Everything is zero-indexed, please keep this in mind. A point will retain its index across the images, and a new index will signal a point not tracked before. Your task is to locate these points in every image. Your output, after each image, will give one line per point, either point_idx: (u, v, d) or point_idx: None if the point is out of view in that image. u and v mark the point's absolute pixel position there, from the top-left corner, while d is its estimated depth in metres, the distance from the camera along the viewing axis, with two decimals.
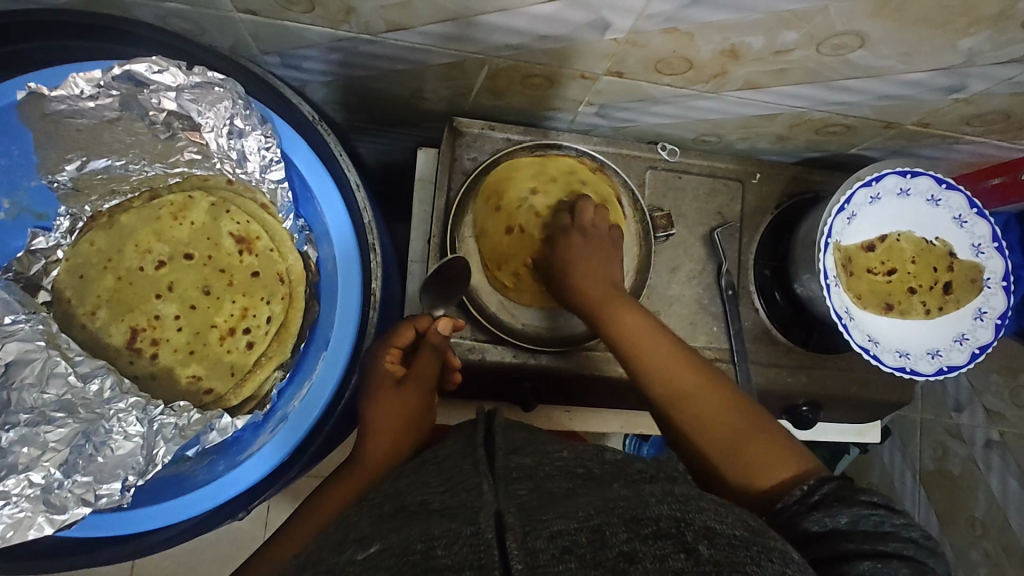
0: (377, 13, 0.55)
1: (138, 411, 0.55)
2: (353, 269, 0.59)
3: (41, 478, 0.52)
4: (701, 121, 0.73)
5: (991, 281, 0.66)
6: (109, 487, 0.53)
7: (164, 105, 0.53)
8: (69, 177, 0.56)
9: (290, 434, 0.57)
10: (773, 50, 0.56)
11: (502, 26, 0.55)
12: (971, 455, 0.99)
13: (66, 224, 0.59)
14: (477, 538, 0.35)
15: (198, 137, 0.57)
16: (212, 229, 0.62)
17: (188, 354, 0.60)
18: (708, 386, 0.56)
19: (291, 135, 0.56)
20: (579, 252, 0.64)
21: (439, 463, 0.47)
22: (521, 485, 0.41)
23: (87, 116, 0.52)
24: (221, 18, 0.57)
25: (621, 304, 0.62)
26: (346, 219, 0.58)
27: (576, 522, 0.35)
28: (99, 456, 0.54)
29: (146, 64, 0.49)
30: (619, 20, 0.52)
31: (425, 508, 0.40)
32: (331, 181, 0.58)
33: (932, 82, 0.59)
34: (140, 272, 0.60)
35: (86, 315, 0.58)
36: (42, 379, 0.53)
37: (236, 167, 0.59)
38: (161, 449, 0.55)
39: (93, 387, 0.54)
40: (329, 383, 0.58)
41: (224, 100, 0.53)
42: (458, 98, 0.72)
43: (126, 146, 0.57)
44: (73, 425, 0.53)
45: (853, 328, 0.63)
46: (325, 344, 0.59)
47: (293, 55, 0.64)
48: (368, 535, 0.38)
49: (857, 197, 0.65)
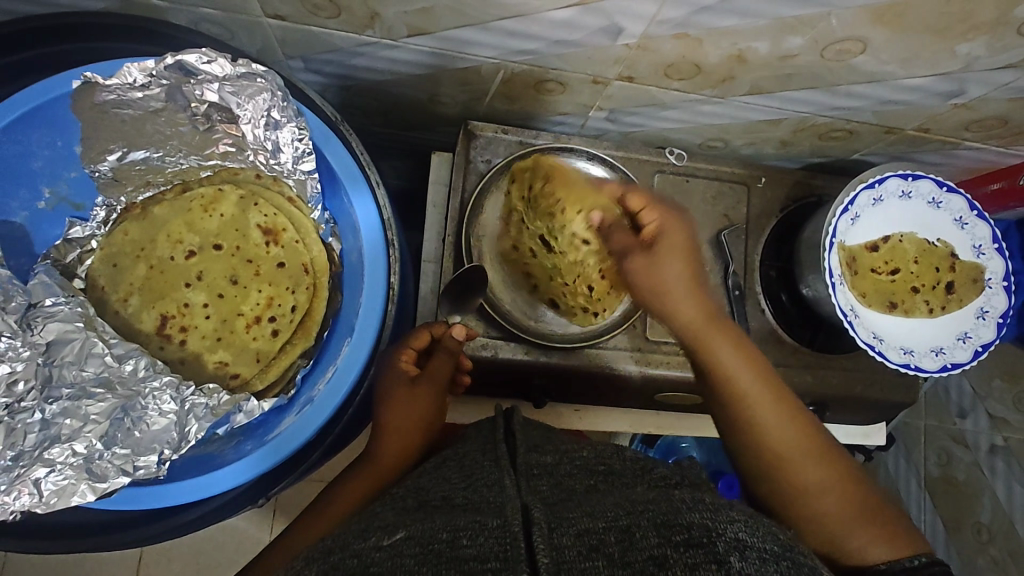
0: (401, 19, 0.57)
1: (172, 390, 0.56)
2: (379, 261, 0.60)
3: (84, 448, 0.53)
4: (708, 126, 0.75)
5: (993, 281, 0.68)
6: (146, 459, 0.54)
7: (206, 95, 0.56)
8: (109, 167, 0.59)
9: (314, 417, 0.57)
10: (778, 55, 0.58)
11: (518, 31, 0.58)
12: (976, 461, 1.00)
13: (102, 215, 0.61)
14: (504, 531, 0.36)
15: (234, 129, 0.60)
16: (241, 221, 0.63)
17: (215, 341, 0.61)
18: (812, 442, 0.55)
19: (322, 130, 0.58)
20: (666, 262, 0.55)
21: (460, 459, 0.49)
22: (542, 481, 0.43)
23: (134, 107, 0.55)
24: (250, 22, 0.60)
25: (724, 333, 0.56)
26: (374, 213, 0.60)
27: (604, 522, 0.37)
28: (136, 430, 0.55)
29: (196, 55, 0.51)
30: (632, 25, 0.55)
31: (447, 502, 0.42)
32: (361, 175, 0.60)
33: (931, 88, 0.62)
34: (171, 261, 0.61)
35: (119, 302, 0.60)
36: (82, 358, 0.54)
37: (269, 158, 0.62)
38: (194, 426, 0.57)
39: (129, 366, 0.55)
40: (360, 355, 0.59)
41: (263, 92, 0.55)
42: (473, 102, 0.75)
43: (165, 138, 0.59)
44: (112, 400, 0.55)
45: (859, 324, 0.64)
46: (349, 332, 0.60)
47: (316, 60, 0.67)
48: (391, 524, 0.39)
49: (861, 198, 0.67)
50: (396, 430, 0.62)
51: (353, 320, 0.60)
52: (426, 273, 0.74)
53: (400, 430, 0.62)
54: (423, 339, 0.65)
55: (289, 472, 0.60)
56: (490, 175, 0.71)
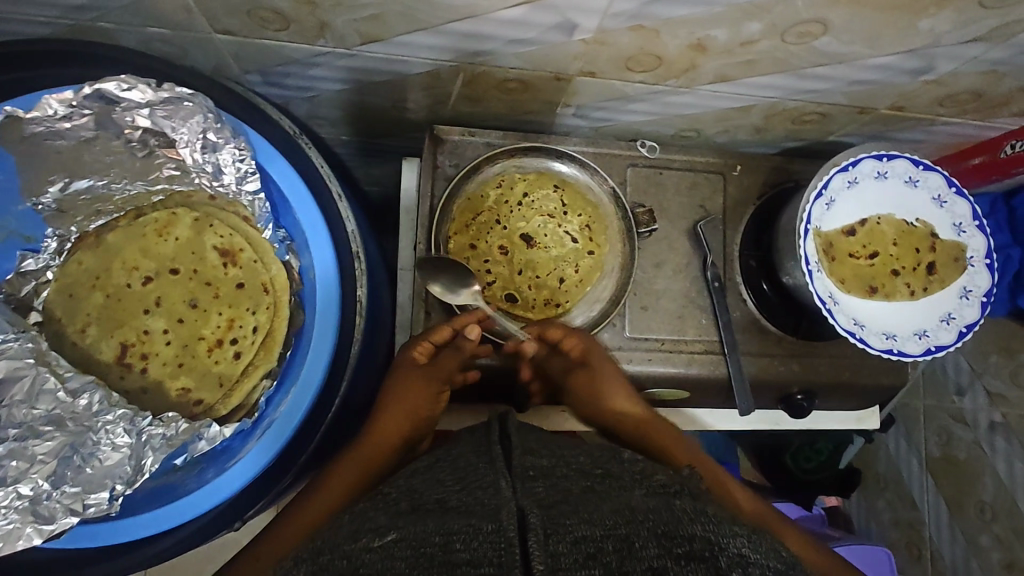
0: (351, 27, 0.56)
1: (126, 422, 0.54)
2: (332, 279, 0.60)
3: (29, 490, 0.52)
4: (679, 117, 0.74)
5: (975, 259, 0.66)
6: (97, 496, 0.53)
7: (138, 121, 0.55)
8: (52, 199, 0.57)
9: (276, 439, 0.58)
10: (738, 41, 0.57)
11: (472, 33, 0.56)
12: (977, 439, 0.97)
13: (54, 246, 0.59)
14: (499, 536, 0.35)
15: (174, 153, 0.59)
16: (197, 243, 0.61)
17: (177, 367, 0.59)
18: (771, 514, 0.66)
19: (264, 147, 0.58)
20: (602, 373, 0.69)
21: (453, 461, 0.47)
22: (538, 482, 0.41)
23: (66, 138, 0.55)
24: (201, 40, 0.60)
25: (664, 428, 0.69)
26: (322, 226, 0.60)
27: (602, 529, 0.36)
28: (87, 467, 0.54)
29: (115, 82, 0.51)
30: (585, 20, 0.53)
31: (440, 506, 0.39)
32: (309, 192, 0.60)
33: (900, 65, 0.60)
34: (129, 288, 0.59)
35: (77, 333, 0.58)
36: (33, 395, 0.53)
37: (212, 181, 0.60)
38: (150, 458, 0.55)
39: (83, 401, 0.54)
40: (317, 373, 0.59)
41: (195, 116, 0.55)
42: (438, 106, 0.74)
43: (106, 166, 0.58)
44: (61, 437, 0.53)
45: (838, 312, 0.63)
46: (305, 351, 0.59)
47: (274, 73, 0.66)
48: (383, 525, 0.37)
49: (835, 182, 0.66)
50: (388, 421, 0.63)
51: (308, 340, 0.60)
52: (403, 281, 0.74)
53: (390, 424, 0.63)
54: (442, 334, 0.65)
55: (260, 496, 0.59)
56: (457, 180, 0.70)
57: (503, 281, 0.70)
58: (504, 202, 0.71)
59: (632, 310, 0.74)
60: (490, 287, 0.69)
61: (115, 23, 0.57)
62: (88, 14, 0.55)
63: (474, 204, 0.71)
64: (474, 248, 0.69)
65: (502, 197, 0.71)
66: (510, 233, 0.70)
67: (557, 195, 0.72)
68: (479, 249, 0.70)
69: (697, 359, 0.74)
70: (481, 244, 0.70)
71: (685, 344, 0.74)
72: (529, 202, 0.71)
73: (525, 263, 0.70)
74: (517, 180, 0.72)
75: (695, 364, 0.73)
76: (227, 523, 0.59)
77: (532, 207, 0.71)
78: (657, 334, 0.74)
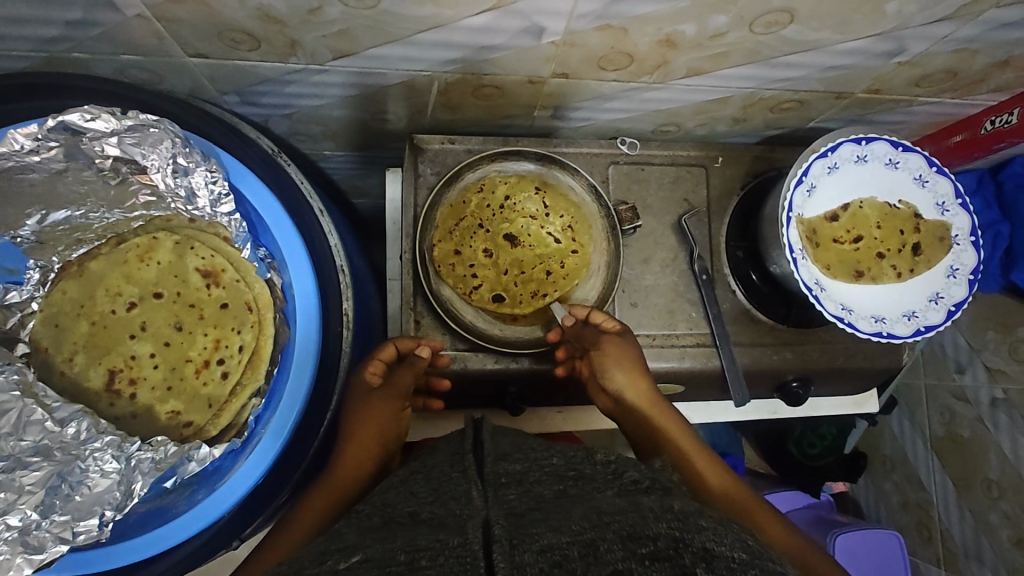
0: (321, 43, 0.56)
1: (114, 449, 0.55)
2: (310, 292, 0.62)
3: (18, 521, 0.52)
4: (657, 112, 0.74)
5: (960, 237, 0.66)
6: (88, 523, 0.53)
7: (108, 151, 0.54)
8: (31, 231, 0.57)
9: (264, 458, 0.59)
10: (707, 35, 0.57)
11: (439, 42, 0.57)
12: (979, 416, 0.97)
13: (37, 276, 0.59)
14: (464, 551, 0.34)
15: (147, 179, 0.58)
16: (179, 267, 0.62)
17: (166, 390, 0.60)
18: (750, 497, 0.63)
19: (236, 167, 0.60)
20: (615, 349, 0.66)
21: (428, 471, 0.45)
22: (510, 490, 0.40)
23: (38, 170, 0.53)
24: (176, 64, 0.60)
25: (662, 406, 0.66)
26: (299, 242, 0.61)
27: (567, 536, 0.35)
28: (76, 495, 0.54)
29: (78, 113, 0.51)
30: (552, 23, 0.54)
31: (413, 519, 0.39)
32: (284, 212, 0.61)
33: (870, 49, 0.60)
34: (113, 314, 0.60)
35: (64, 361, 0.59)
36: (19, 428, 0.53)
37: (186, 206, 0.60)
38: (140, 482, 0.55)
39: (71, 430, 0.54)
40: (300, 393, 0.60)
41: (162, 141, 0.54)
42: (417, 116, 0.74)
43: (82, 196, 0.57)
44: (48, 467, 0.53)
45: (825, 298, 0.62)
46: (287, 369, 0.61)
47: (250, 92, 0.67)
48: (352, 545, 0.36)
49: (816, 168, 0.66)
50: (359, 439, 0.62)
51: (290, 360, 0.61)
52: (392, 291, 0.75)
53: (363, 440, 0.62)
54: (388, 352, 0.65)
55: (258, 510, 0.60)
56: (439, 186, 0.70)
57: (490, 285, 0.69)
58: (486, 206, 0.70)
59: (620, 307, 0.74)
60: (477, 291, 0.68)
61: (89, 52, 0.57)
62: (60, 44, 0.56)
63: (457, 210, 0.70)
64: (459, 252, 0.69)
65: (483, 201, 0.71)
66: (493, 236, 0.70)
67: (539, 195, 0.71)
68: (464, 254, 0.69)
69: (689, 353, 0.74)
70: (466, 250, 0.69)
71: (676, 338, 0.74)
72: (510, 203, 0.71)
73: (512, 266, 0.69)
74: (499, 184, 0.71)
75: (687, 358, 0.73)
76: (225, 542, 0.60)
77: (514, 210, 0.71)
78: (649, 328, 0.74)
